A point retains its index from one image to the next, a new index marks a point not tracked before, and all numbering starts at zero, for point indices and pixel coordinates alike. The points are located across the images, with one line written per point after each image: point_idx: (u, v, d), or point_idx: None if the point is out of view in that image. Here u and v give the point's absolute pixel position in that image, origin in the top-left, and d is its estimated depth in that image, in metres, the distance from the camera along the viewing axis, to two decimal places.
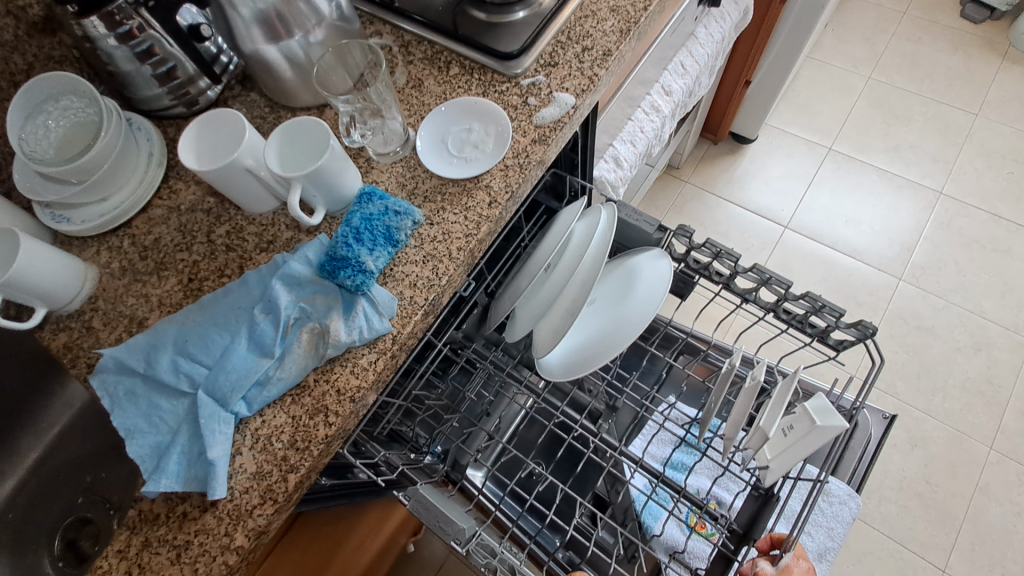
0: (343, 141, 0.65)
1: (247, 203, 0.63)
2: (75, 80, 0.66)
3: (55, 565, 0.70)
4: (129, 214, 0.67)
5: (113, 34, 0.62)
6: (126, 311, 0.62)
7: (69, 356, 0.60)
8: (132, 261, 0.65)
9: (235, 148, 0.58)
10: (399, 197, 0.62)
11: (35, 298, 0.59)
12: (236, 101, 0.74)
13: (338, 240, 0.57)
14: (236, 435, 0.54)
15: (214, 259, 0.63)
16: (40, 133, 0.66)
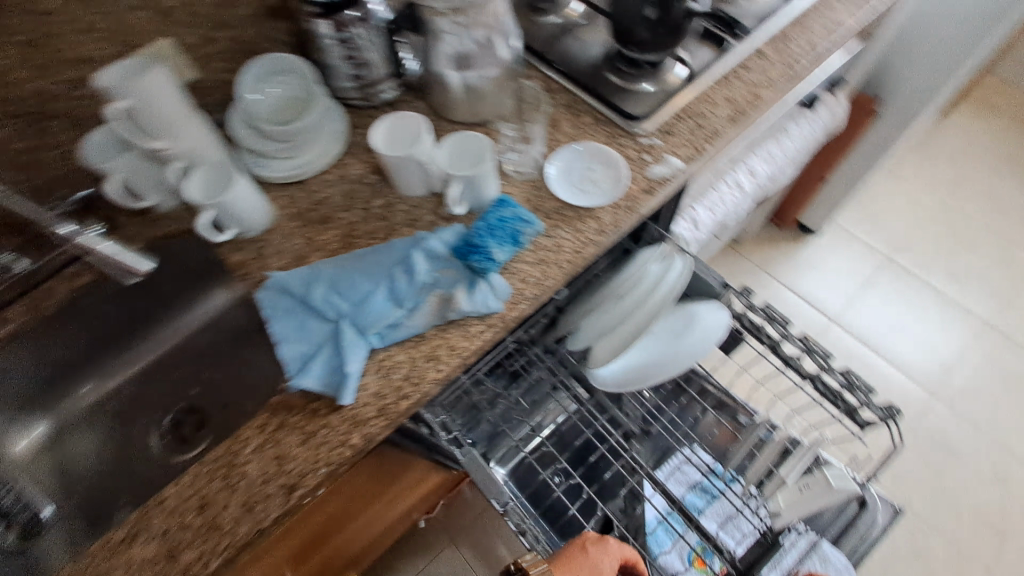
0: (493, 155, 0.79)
1: (405, 187, 0.78)
2: (301, 63, 0.81)
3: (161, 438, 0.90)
4: (303, 176, 0.83)
5: (333, 35, 0.80)
6: (293, 247, 0.78)
7: (245, 271, 0.77)
8: (303, 210, 0.81)
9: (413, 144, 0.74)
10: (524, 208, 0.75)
11: (231, 222, 0.76)
12: (405, 104, 0.90)
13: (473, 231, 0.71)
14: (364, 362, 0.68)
15: (368, 224, 0.79)
16: (262, 96, 0.82)
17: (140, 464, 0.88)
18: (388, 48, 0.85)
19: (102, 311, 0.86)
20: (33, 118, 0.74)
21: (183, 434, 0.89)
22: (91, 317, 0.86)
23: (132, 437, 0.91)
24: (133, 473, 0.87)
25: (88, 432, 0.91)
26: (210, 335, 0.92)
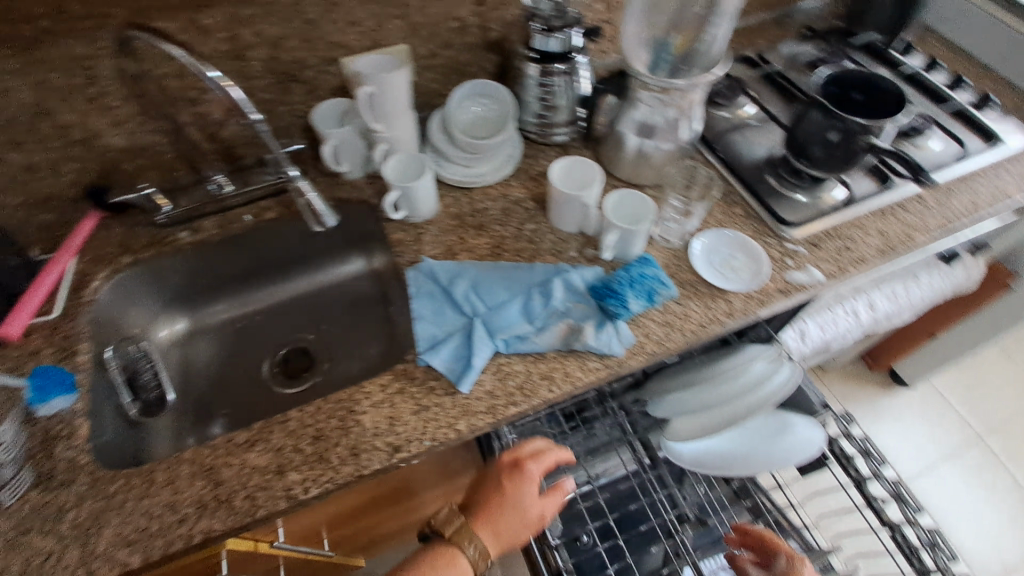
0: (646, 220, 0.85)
1: (560, 220, 0.86)
2: (505, 92, 0.91)
3: (271, 369, 1.00)
4: (473, 186, 0.93)
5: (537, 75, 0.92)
6: (447, 242, 0.87)
7: (401, 249, 0.87)
8: (463, 213, 0.90)
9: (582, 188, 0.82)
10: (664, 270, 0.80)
11: (405, 206, 0.87)
12: (574, 150, 0.99)
13: (613, 279, 0.77)
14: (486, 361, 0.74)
15: (517, 242, 0.87)
16: (464, 110, 0.93)
17: (249, 385, 0.98)
18: (578, 99, 0.95)
19: (269, 246, 0.98)
20: (285, 78, 0.89)
21: (292, 370, 1.00)
22: (258, 250, 0.98)
23: (248, 359, 1.01)
24: (242, 390, 0.97)
25: (207, 349, 1.00)
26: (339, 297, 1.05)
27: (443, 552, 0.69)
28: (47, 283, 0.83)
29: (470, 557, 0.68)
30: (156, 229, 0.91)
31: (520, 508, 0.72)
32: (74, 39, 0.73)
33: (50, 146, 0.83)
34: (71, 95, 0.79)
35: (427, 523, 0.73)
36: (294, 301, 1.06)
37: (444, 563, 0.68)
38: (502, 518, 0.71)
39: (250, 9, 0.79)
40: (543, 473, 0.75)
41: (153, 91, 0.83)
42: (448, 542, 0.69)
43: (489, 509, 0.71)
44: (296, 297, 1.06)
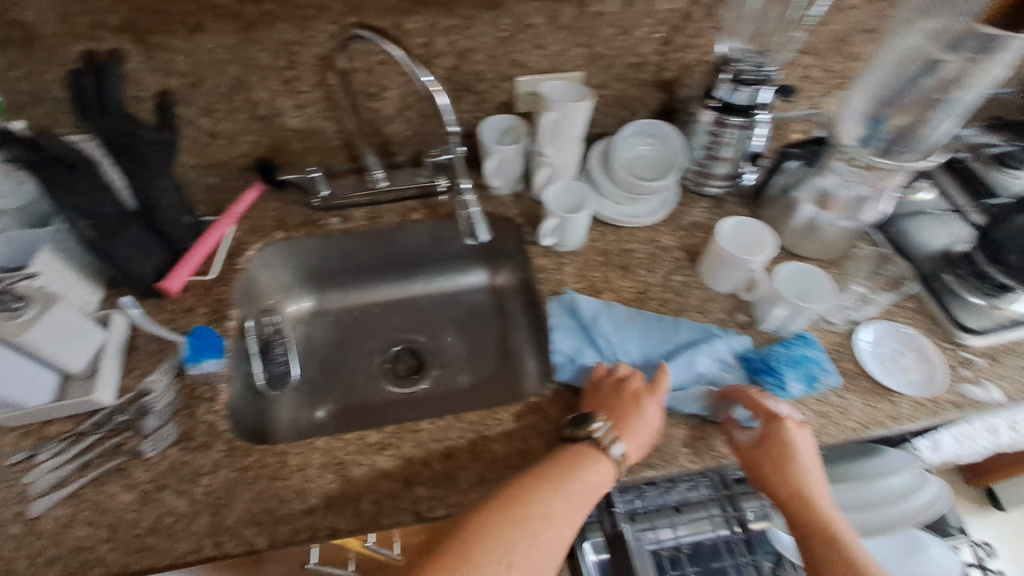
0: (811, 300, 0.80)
1: (716, 279, 0.83)
2: (678, 138, 0.88)
3: (383, 363, 1.01)
4: (624, 226, 0.90)
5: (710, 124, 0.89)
6: (591, 278, 0.86)
7: (544, 276, 0.85)
8: (610, 251, 0.88)
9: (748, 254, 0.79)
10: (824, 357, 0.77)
11: (556, 234, 0.85)
12: (728, 205, 0.95)
13: (769, 355, 0.74)
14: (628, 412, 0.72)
15: (664, 292, 0.84)
16: (628, 148, 0.90)
17: (360, 376, 0.99)
18: (746, 156, 0.91)
19: (405, 244, 1.00)
20: (460, 88, 0.90)
21: (403, 370, 1.00)
22: (395, 246, 1.00)
23: (362, 350, 1.02)
24: (353, 380, 0.98)
25: (328, 331, 1.03)
26: (456, 306, 1.06)
27: (589, 452, 0.64)
28: (208, 245, 0.86)
29: (617, 458, 0.64)
30: (309, 211, 0.94)
31: (645, 424, 0.67)
32: (290, 25, 0.76)
33: (236, 118, 0.87)
34: (269, 75, 0.82)
35: (577, 426, 0.67)
36: (415, 300, 1.07)
37: (591, 460, 0.63)
38: (637, 425, 0.66)
39: (452, 19, 0.79)
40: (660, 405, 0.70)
41: (340, 82, 0.85)
42: (594, 445, 0.64)
43: (622, 415, 0.67)
44: (415, 297, 1.07)
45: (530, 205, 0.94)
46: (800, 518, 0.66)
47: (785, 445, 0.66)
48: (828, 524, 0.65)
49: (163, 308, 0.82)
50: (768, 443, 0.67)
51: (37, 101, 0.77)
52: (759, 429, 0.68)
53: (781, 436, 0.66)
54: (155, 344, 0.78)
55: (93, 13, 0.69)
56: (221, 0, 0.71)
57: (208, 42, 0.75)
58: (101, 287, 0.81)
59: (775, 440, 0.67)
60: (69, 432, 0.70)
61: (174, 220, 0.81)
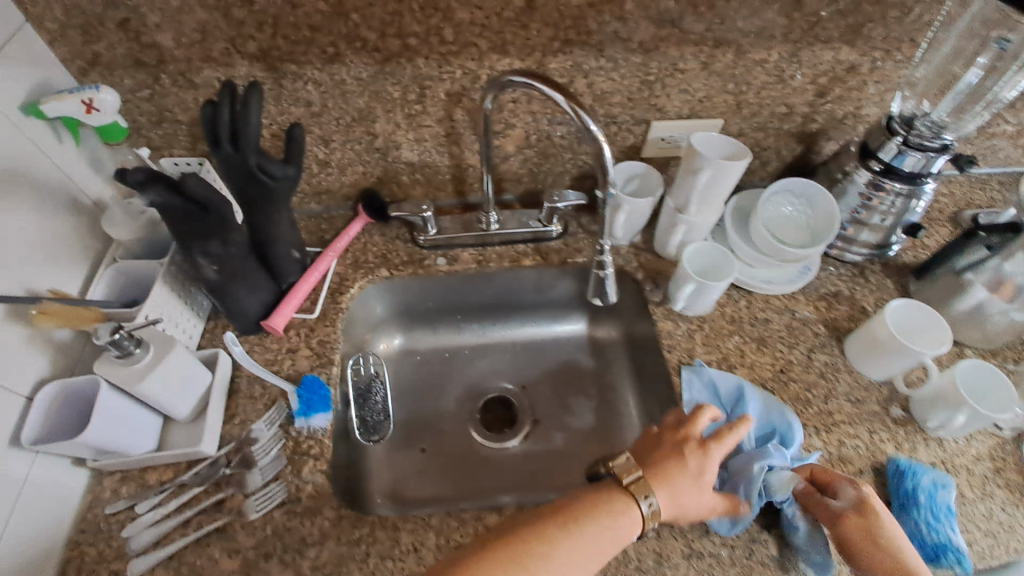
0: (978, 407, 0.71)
1: (873, 366, 0.75)
2: (831, 201, 0.78)
3: (474, 415, 0.93)
4: (762, 291, 0.82)
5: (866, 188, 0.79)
6: (723, 348, 0.78)
7: (671, 343, 0.78)
8: (743, 319, 0.80)
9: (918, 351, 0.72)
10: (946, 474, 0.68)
11: (687, 301, 0.78)
12: (870, 273, 0.87)
13: (914, 524, 0.63)
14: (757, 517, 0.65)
15: (805, 372, 0.77)
16: (773, 206, 0.82)
17: (448, 424, 0.91)
18: (903, 225, 0.83)
19: (507, 287, 0.93)
20: None
21: (492, 421, 0.93)
22: (498, 288, 0.93)
23: (449, 395, 0.94)
24: (441, 428, 0.90)
25: (417, 373, 0.95)
26: (554, 354, 0.98)
27: (620, 497, 0.56)
28: (312, 281, 0.80)
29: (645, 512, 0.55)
30: (414, 248, 0.88)
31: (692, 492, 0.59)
32: (428, 59, 0.70)
33: (350, 148, 0.82)
34: (394, 108, 0.76)
35: (603, 463, 0.61)
36: (510, 345, 0.99)
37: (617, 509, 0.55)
38: (678, 484, 0.58)
39: (599, 60, 0.72)
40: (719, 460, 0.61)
41: (465, 118, 0.79)
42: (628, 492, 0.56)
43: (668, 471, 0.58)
44: (510, 342, 0.99)
45: (650, 259, 0.86)
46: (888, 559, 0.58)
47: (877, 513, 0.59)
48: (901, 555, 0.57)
49: (265, 348, 0.77)
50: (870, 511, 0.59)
51: (155, 124, 0.73)
52: (845, 496, 0.61)
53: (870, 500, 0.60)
54: (258, 388, 0.73)
55: (230, 39, 0.65)
56: (363, 32, 0.66)
57: (341, 73, 0.70)
58: (202, 318, 0.75)
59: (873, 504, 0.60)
60: (168, 483, 0.66)
61: (284, 256, 0.76)
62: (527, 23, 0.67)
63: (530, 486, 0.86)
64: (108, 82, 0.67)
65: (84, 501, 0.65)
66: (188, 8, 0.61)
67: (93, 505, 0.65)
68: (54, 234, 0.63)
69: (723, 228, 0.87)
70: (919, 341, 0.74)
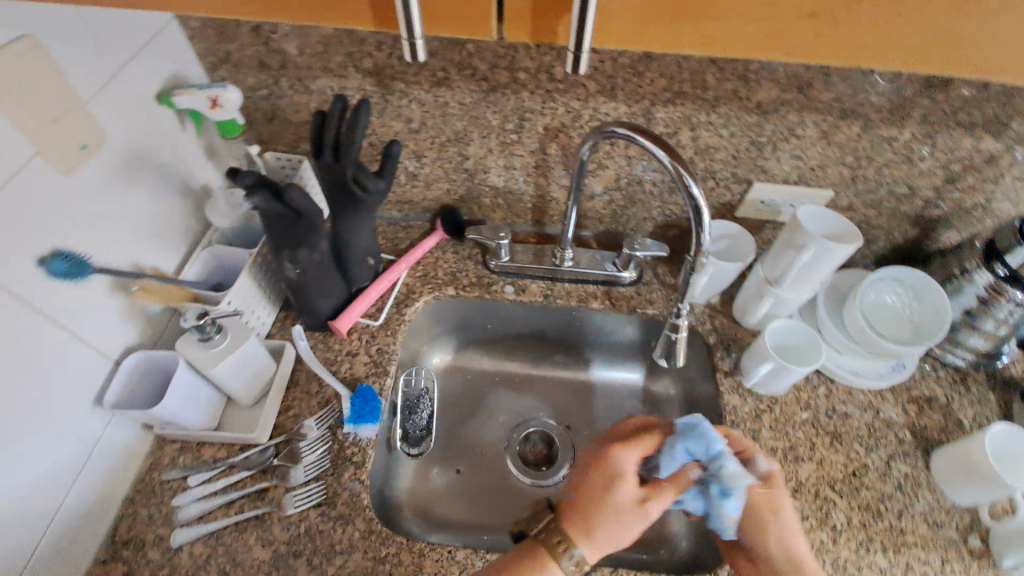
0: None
1: (960, 486, 0.66)
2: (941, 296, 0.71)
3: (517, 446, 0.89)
4: (846, 381, 0.76)
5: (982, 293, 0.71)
6: (791, 436, 0.72)
7: (735, 419, 0.73)
8: (818, 408, 0.74)
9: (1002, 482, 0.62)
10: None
11: (761, 378, 0.73)
12: (972, 382, 0.77)
13: None
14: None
15: (884, 482, 0.69)
16: (873, 293, 0.75)
17: (486, 449, 0.88)
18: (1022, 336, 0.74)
19: (570, 323, 0.91)
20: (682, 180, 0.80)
21: (531, 455, 0.89)
22: (561, 322, 0.91)
23: (493, 419, 0.91)
24: (479, 452, 0.88)
25: (465, 391, 0.93)
26: (606, 400, 0.94)
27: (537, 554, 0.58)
28: (381, 288, 0.82)
29: (567, 568, 0.57)
30: (484, 270, 0.88)
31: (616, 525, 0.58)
32: (533, 93, 0.70)
33: (440, 165, 0.83)
34: (490, 135, 0.76)
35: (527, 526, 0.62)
36: (563, 381, 0.96)
37: (536, 568, 0.57)
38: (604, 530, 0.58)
39: (709, 116, 0.70)
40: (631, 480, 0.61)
41: (559, 153, 0.78)
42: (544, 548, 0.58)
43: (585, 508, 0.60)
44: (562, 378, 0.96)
45: (726, 323, 0.82)
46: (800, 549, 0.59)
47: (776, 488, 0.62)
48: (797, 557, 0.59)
49: (327, 347, 0.78)
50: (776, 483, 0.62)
51: (267, 120, 0.78)
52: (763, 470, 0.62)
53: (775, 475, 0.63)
54: (314, 385, 0.74)
55: (349, 53, 0.68)
56: (476, 61, 0.67)
57: (446, 96, 0.72)
58: (276, 307, 0.78)
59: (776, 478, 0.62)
60: (221, 461, 0.67)
61: (360, 262, 0.77)
62: (641, 71, 0.66)
63: None
64: (235, 78, 0.72)
65: (144, 462, 0.67)
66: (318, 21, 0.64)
67: (151, 468, 0.67)
68: (166, 215, 0.68)
69: (813, 306, 0.81)
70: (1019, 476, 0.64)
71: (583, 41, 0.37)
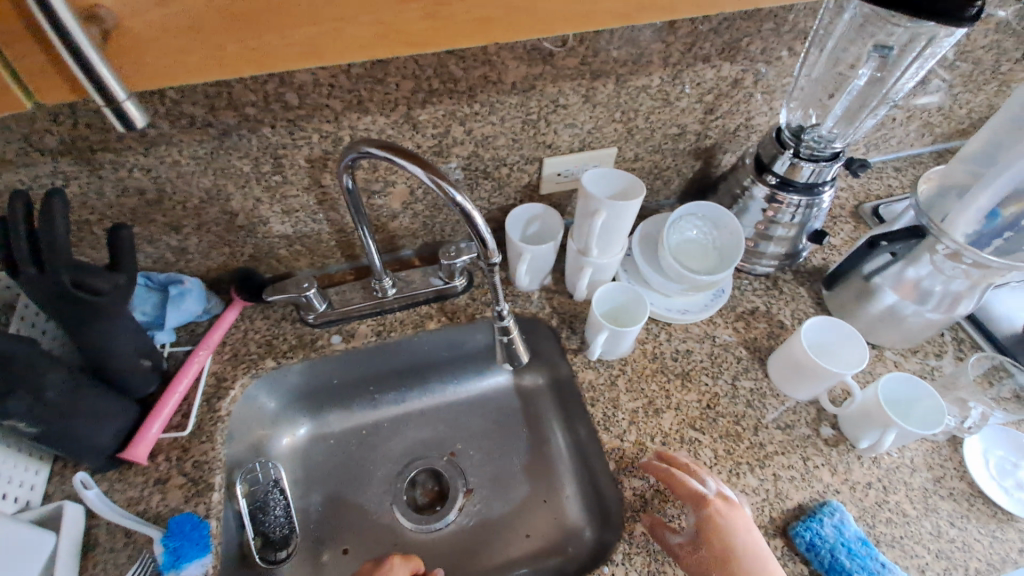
0: (835, 428, 0.70)
1: (780, 375, 0.72)
2: (727, 219, 0.76)
3: (405, 496, 0.82)
4: (678, 321, 0.79)
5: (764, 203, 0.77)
6: (647, 392, 0.73)
7: (593, 394, 0.72)
8: (664, 355, 0.76)
9: (803, 371, 0.69)
10: (828, 506, 0.63)
11: (604, 347, 0.72)
12: (784, 283, 0.84)
13: None
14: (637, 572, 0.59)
15: (734, 403, 0.72)
16: (676, 235, 0.79)
17: (371, 511, 0.80)
18: (807, 233, 0.80)
19: (417, 351, 0.84)
20: (478, 176, 0.76)
21: (423, 498, 0.82)
22: (408, 355, 0.84)
23: (372, 476, 0.83)
24: (365, 519, 0.79)
25: (323, 456, 0.83)
26: (478, 413, 0.89)
27: None
28: (181, 390, 0.69)
29: None
30: (304, 327, 0.79)
31: None
32: (276, 127, 0.62)
33: (207, 231, 0.71)
34: (249, 183, 0.67)
35: None
36: (430, 405, 0.90)
37: None
38: None
39: (473, 106, 0.67)
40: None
41: (336, 182, 0.70)
42: None
43: None
44: (431, 406, 0.89)
45: (563, 301, 0.81)
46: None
47: (728, 535, 0.58)
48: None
49: (127, 485, 0.64)
50: (712, 541, 0.57)
51: None
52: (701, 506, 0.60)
53: (726, 521, 0.58)
54: (121, 537, 0.60)
55: (22, 136, 0.55)
56: (187, 108, 0.57)
57: (171, 154, 0.61)
58: (47, 460, 0.63)
59: (716, 532, 0.58)
60: None
61: (130, 368, 0.64)
62: (382, 77, 0.60)
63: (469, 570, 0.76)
64: None
65: None
66: None
67: None
68: None
69: (634, 259, 0.83)
70: (823, 359, 0.71)
71: (123, 97, 0.37)
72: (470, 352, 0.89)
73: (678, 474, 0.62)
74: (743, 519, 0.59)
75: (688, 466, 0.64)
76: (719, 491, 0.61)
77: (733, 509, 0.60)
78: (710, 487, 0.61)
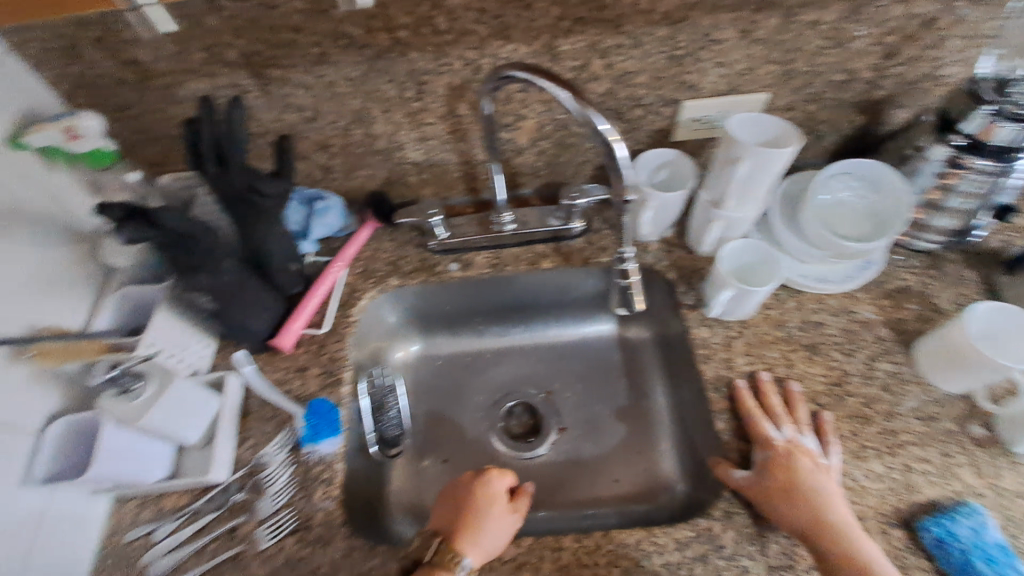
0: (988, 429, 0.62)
1: (929, 362, 0.65)
2: (890, 181, 0.67)
3: (501, 423, 0.86)
4: (812, 290, 0.72)
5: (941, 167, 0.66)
6: (766, 358, 0.68)
7: (706, 351, 0.70)
8: (790, 323, 0.71)
9: (960, 360, 0.61)
10: (964, 506, 0.57)
11: (727, 305, 0.69)
12: (946, 263, 0.74)
13: None
14: (737, 531, 0.58)
15: (866, 385, 0.66)
16: (824, 195, 0.71)
17: (469, 431, 0.85)
18: (990, 208, 0.69)
19: (527, 288, 0.86)
20: (611, 116, 0.73)
21: (517, 428, 0.86)
22: (518, 290, 0.86)
23: (471, 400, 0.88)
24: (463, 437, 0.85)
25: (431, 374, 0.90)
26: (579, 358, 0.90)
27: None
28: (321, 293, 0.77)
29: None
30: (426, 253, 0.84)
31: None
32: (424, 52, 0.63)
33: (350, 152, 0.76)
34: (393, 107, 0.70)
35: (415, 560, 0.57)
36: (532, 343, 0.92)
37: None
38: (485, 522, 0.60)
39: (618, 38, 0.63)
40: (500, 485, 0.64)
41: (471, 112, 0.72)
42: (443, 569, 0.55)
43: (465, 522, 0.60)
44: (533, 344, 0.92)
45: (684, 255, 0.78)
46: (814, 550, 0.53)
47: (790, 474, 0.57)
48: (868, 562, 0.51)
49: (274, 369, 0.73)
50: (772, 476, 0.58)
51: (148, 141, 0.72)
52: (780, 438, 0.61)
53: (791, 462, 0.58)
54: (268, 411, 0.70)
55: (210, 47, 0.61)
56: (349, 29, 0.60)
57: (330, 75, 0.65)
58: (214, 337, 0.74)
59: (777, 470, 0.58)
60: (183, 509, 0.63)
61: (283, 269, 0.72)
62: (530, 3, 0.59)
63: (553, 501, 0.79)
64: (96, 102, 0.66)
65: (106, 527, 0.63)
66: (162, 18, 0.58)
67: (114, 531, 0.62)
68: (53, 263, 0.64)
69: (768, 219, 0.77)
70: (989, 350, 0.62)
71: None
72: (577, 297, 0.89)
73: (754, 413, 0.63)
74: (814, 467, 0.58)
75: (771, 408, 0.63)
76: (792, 439, 0.60)
77: (802, 455, 0.59)
78: (784, 433, 0.61)
